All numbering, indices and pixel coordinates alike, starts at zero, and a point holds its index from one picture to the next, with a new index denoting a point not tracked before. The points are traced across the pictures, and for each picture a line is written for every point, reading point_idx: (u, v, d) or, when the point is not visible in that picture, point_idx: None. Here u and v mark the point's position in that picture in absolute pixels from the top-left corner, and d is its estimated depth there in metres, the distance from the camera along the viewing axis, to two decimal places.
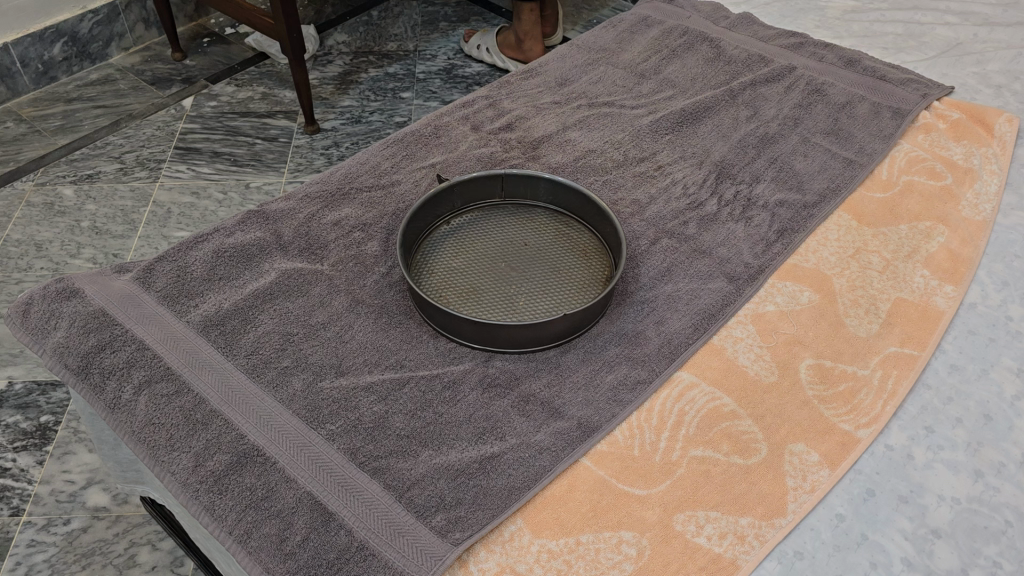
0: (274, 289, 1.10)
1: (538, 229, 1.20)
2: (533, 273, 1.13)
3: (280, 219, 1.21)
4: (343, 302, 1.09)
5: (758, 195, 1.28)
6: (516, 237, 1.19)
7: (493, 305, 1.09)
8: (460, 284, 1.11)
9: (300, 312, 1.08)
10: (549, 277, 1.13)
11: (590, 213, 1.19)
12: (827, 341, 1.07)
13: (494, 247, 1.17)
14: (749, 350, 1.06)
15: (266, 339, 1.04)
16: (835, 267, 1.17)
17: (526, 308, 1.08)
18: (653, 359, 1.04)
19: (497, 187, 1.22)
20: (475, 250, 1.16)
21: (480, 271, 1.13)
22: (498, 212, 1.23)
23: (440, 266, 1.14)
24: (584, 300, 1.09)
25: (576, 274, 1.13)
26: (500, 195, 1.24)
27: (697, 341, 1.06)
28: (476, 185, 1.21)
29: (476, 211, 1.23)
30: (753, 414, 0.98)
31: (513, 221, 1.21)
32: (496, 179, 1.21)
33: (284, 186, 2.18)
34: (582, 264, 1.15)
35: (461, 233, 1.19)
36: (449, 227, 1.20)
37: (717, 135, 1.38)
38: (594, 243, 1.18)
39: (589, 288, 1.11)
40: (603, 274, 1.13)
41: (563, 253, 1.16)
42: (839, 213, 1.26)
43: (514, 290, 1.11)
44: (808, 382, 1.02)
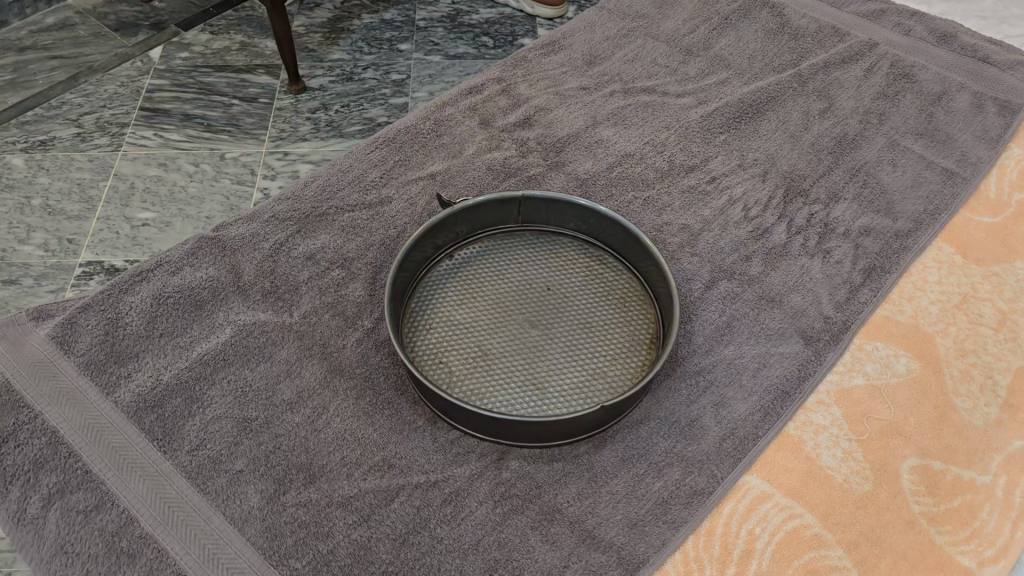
0: (228, 353, 0.87)
1: (565, 268, 0.96)
2: (558, 331, 0.90)
3: (239, 248, 0.97)
4: (316, 373, 0.86)
5: (837, 220, 1.02)
6: (536, 278, 0.95)
7: (508, 378, 0.85)
8: (466, 349, 0.88)
9: (261, 387, 0.85)
10: (578, 336, 0.89)
11: (630, 251, 0.94)
12: (933, 431, 0.84)
13: (509, 293, 0.93)
14: (834, 446, 0.83)
15: (217, 428, 0.81)
16: (938, 322, 0.93)
17: (550, 383, 0.85)
18: (712, 459, 0.81)
19: (511, 212, 0.97)
20: (486, 299, 0.93)
21: (491, 330, 0.90)
22: (514, 244, 0.98)
23: (441, 323, 0.90)
24: (624, 372, 0.86)
25: (613, 333, 0.89)
26: (516, 220, 0.99)
27: (769, 433, 0.83)
28: (487, 211, 0.96)
29: (486, 242, 0.98)
30: (843, 542, 0.76)
31: (532, 257, 0.97)
32: (511, 205, 0.96)
33: (263, 155, 1.75)
34: (619, 318, 0.91)
35: (467, 272, 0.95)
36: (453, 266, 0.96)
37: (784, 135, 1.12)
38: (635, 289, 0.94)
39: (630, 353, 0.87)
40: (648, 335, 0.89)
41: (595, 303, 0.92)
42: (939, 243, 1.01)
43: (534, 357, 0.87)
44: (912, 492, 0.79)
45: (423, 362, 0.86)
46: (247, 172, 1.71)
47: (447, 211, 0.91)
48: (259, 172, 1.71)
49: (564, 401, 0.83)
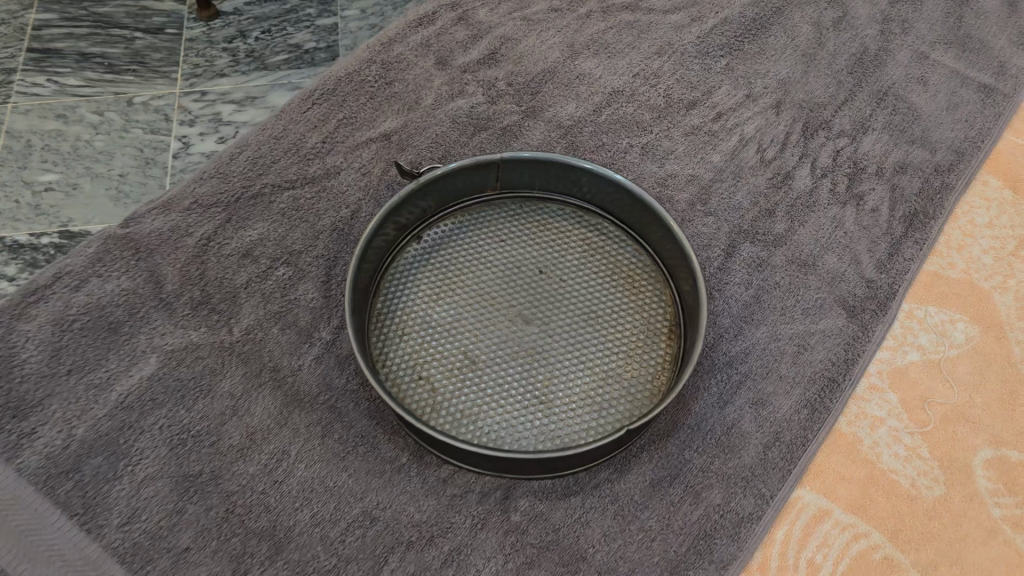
0: (156, 390, 0.70)
1: (557, 244, 0.80)
2: (557, 324, 0.74)
3: (156, 247, 0.78)
4: (269, 406, 0.70)
5: (867, 155, 0.87)
6: (525, 259, 0.79)
7: (505, 392, 0.70)
8: (449, 358, 0.72)
9: (203, 431, 0.69)
10: (583, 329, 0.74)
11: (635, 218, 0.78)
12: (1003, 413, 0.72)
13: (492, 281, 0.77)
14: (895, 442, 0.71)
15: (152, 492, 0.66)
16: (993, 276, 0.81)
17: (553, 395, 0.70)
18: (758, 474, 0.68)
19: (488, 180, 0.80)
20: (466, 290, 0.76)
21: (477, 330, 0.74)
22: (494, 218, 0.81)
23: (416, 326, 0.74)
24: (642, 372, 0.71)
25: (623, 322, 0.74)
26: (495, 188, 0.81)
27: (821, 434, 0.70)
28: (458, 182, 0.78)
29: (459, 217, 0.81)
30: (919, 564, 0.65)
31: (517, 232, 0.80)
32: (489, 171, 0.78)
33: (178, 97, 1.21)
34: (628, 303, 0.76)
35: (440, 258, 0.78)
36: (423, 252, 0.79)
37: (795, 55, 0.95)
38: (644, 265, 0.78)
39: (647, 348, 0.73)
40: (666, 322, 0.74)
41: (597, 285, 0.77)
42: (984, 177, 0.87)
43: (532, 360, 0.72)
44: (989, 492, 0.68)
45: (400, 382, 0.70)
46: (162, 118, 1.19)
47: (411, 188, 0.74)
48: (174, 119, 1.19)
49: (575, 416, 0.69)
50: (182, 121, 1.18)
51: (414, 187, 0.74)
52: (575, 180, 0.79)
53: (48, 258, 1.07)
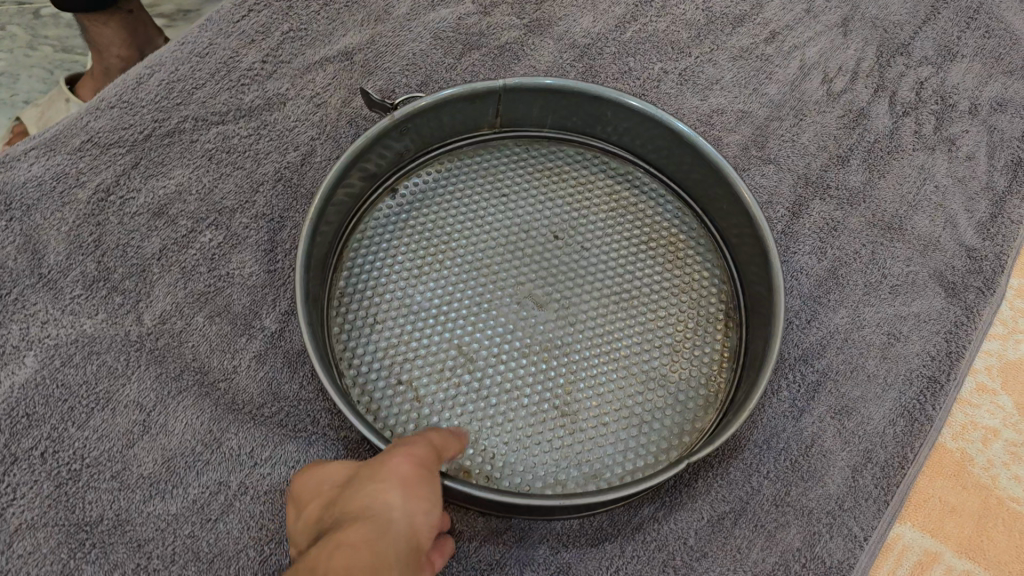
0: (36, 401, 0.52)
1: (575, 199, 0.60)
2: (578, 308, 0.56)
3: (37, 203, 0.58)
4: (192, 422, 0.52)
5: (956, 89, 0.70)
6: (534, 220, 0.59)
7: (515, 403, 0.52)
8: (437, 354, 0.53)
9: (100, 458, 0.50)
10: (613, 315, 0.55)
11: (677, 167, 0.59)
12: None
13: (491, 249, 0.57)
14: (1012, 462, 0.55)
15: (29, 546, 0.48)
16: None
17: (580, 405, 0.52)
18: (846, 508, 0.52)
19: (486, 113, 0.59)
20: (456, 260, 0.57)
21: (472, 315, 0.54)
22: (492, 163, 0.61)
23: (391, 311, 0.54)
24: (692, 372, 0.54)
25: (665, 304, 0.56)
26: (494, 125, 0.61)
27: (922, 453, 0.54)
28: (446, 116, 0.57)
29: (447, 163, 0.61)
30: None
31: (523, 183, 0.61)
32: (488, 102, 0.58)
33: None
34: (671, 279, 0.57)
35: (421, 218, 0.58)
36: (399, 210, 0.59)
37: None
38: (687, 229, 0.60)
39: (698, 341, 0.55)
40: (721, 306, 0.57)
41: (630, 254, 0.58)
42: None
43: (549, 357, 0.53)
44: None
45: (370, 388, 0.52)
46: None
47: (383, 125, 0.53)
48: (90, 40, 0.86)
49: (608, 433, 0.51)
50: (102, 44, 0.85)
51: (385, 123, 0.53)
52: (602, 117, 0.59)
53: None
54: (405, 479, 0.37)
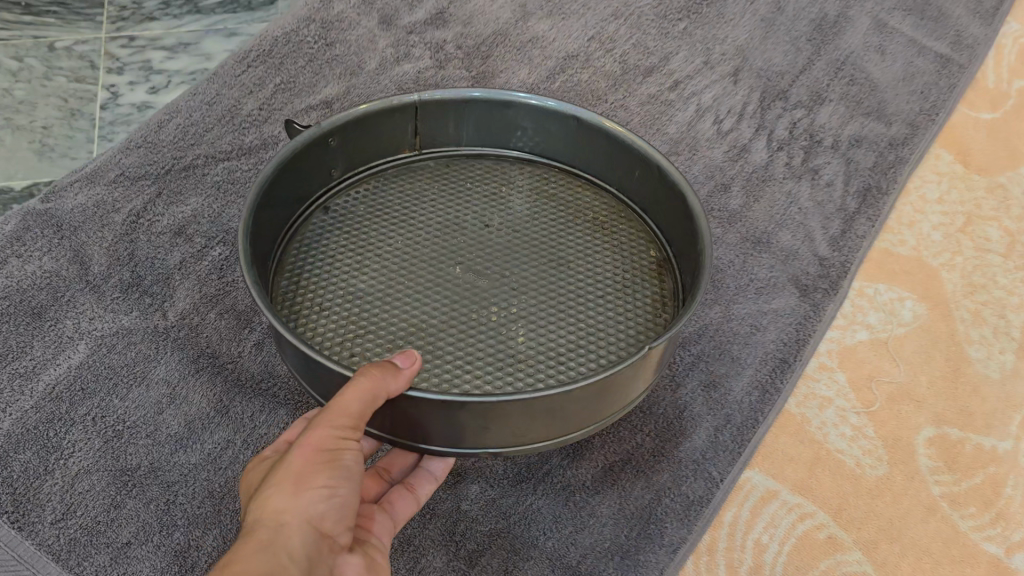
0: (87, 377, 0.67)
1: (505, 198, 0.71)
2: (518, 272, 0.64)
3: (83, 226, 0.75)
4: (208, 391, 0.67)
5: (822, 128, 0.86)
6: (470, 215, 0.69)
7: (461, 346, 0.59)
8: (393, 322, 0.60)
9: (138, 419, 0.66)
10: (548, 273, 0.65)
11: (588, 156, 0.72)
12: (947, 393, 0.73)
13: (435, 237, 0.67)
14: (842, 422, 0.71)
15: (87, 485, 0.62)
16: (942, 253, 0.81)
17: (534, 341, 0.59)
18: (707, 457, 0.68)
19: (405, 135, 0.71)
20: (402, 246, 0.66)
21: (421, 284, 0.63)
22: (417, 180, 0.72)
23: (355, 290, 0.62)
24: (635, 315, 0.62)
25: (594, 264, 0.66)
26: (413, 147, 0.73)
27: (770, 415, 0.70)
28: (369, 134, 0.69)
29: (375, 184, 0.71)
30: (861, 542, 0.65)
31: (452, 190, 0.72)
32: (405, 118, 0.69)
33: (104, 43, 1.08)
34: (599, 244, 0.68)
35: (367, 223, 0.68)
36: (341, 220, 0.68)
37: (754, 19, 0.93)
38: (603, 206, 0.71)
39: (634, 287, 0.64)
40: (649, 259, 0.67)
41: (563, 228, 0.69)
42: (937, 151, 0.87)
43: (505, 314, 0.61)
44: (930, 470, 0.69)
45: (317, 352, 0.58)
46: (86, 63, 1.06)
47: (310, 132, 0.63)
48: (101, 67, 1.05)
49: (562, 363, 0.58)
50: (110, 70, 1.04)
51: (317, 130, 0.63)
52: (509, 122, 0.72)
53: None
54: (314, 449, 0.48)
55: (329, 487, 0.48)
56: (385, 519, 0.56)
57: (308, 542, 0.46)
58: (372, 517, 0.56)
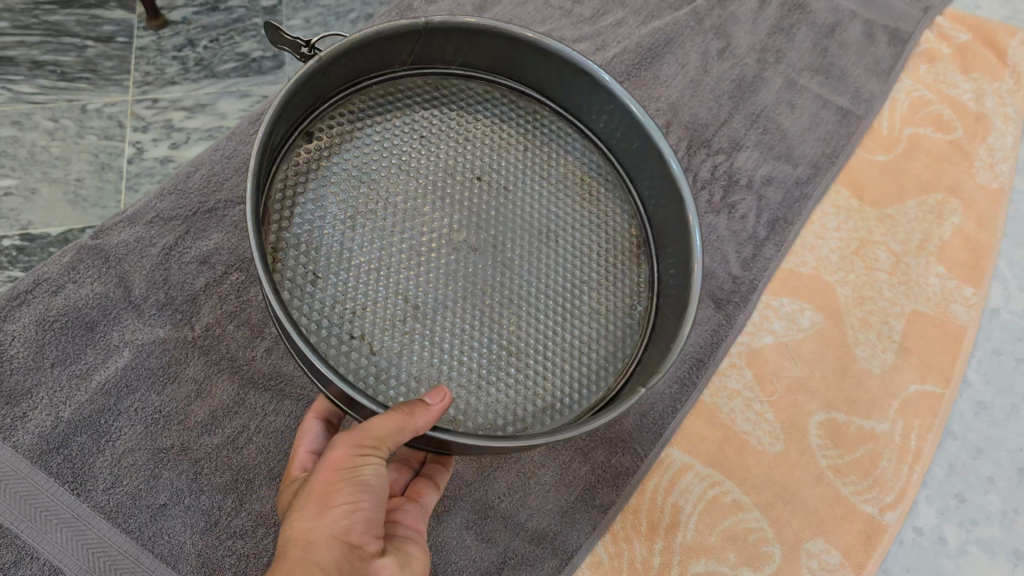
0: (132, 376, 0.83)
1: (498, 145, 0.75)
2: (514, 238, 0.71)
3: (125, 256, 0.90)
4: (228, 389, 0.84)
5: (739, 170, 1.03)
6: (466, 161, 0.73)
7: (463, 326, 0.66)
8: (392, 284, 0.65)
9: (173, 410, 0.82)
10: (541, 246, 0.72)
11: (581, 108, 0.78)
12: (837, 384, 0.88)
13: (433, 179, 0.71)
14: (748, 409, 0.86)
15: (134, 461, 0.78)
16: (838, 271, 0.97)
17: (522, 324, 0.68)
18: (636, 438, 0.83)
19: (401, 52, 0.70)
20: (400, 188, 0.69)
21: (422, 238, 0.68)
22: (407, 100, 0.73)
23: (357, 234, 0.66)
24: (616, 303, 0.72)
25: (582, 237, 0.74)
26: (405, 64, 0.72)
27: (687, 404, 0.85)
28: (369, 53, 0.67)
29: (363, 102, 0.71)
30: (759, 504, 0.81)
31: (445, 121, 0.74)
32: (409, 42, 0.69)
33: (130, 104, 1.21)
34: (585, 211, 0.75)
35: (363, 151, 0.69)
36: (334, 145, 0.68)
37: (683, 80, 1.10)
38: (587, 160, 0.78)
39: (618, 271, 0.74)
40: (632, 238, 0.76)
41: (556, 190, 0.75)
42: (837, 187, 1.03)
43: (505, 292, 0.69)
44: (820, 446, 0.85)
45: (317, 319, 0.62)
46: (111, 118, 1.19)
47: (321, 57, 0.62)
48: (127, 125, 1.18)
49: (546, 349, 0.68)
50: (135, 128, 1.18)
51: (324, 54, 0.62)
52: (512, 57, 0.74)
53: (9, 260, 1.05)
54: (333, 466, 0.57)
55: (354, 503, 0.56)
56: (415, 509, 0.68)
57: (337, 553, 0.54)
58: (403, 508, 0.68)
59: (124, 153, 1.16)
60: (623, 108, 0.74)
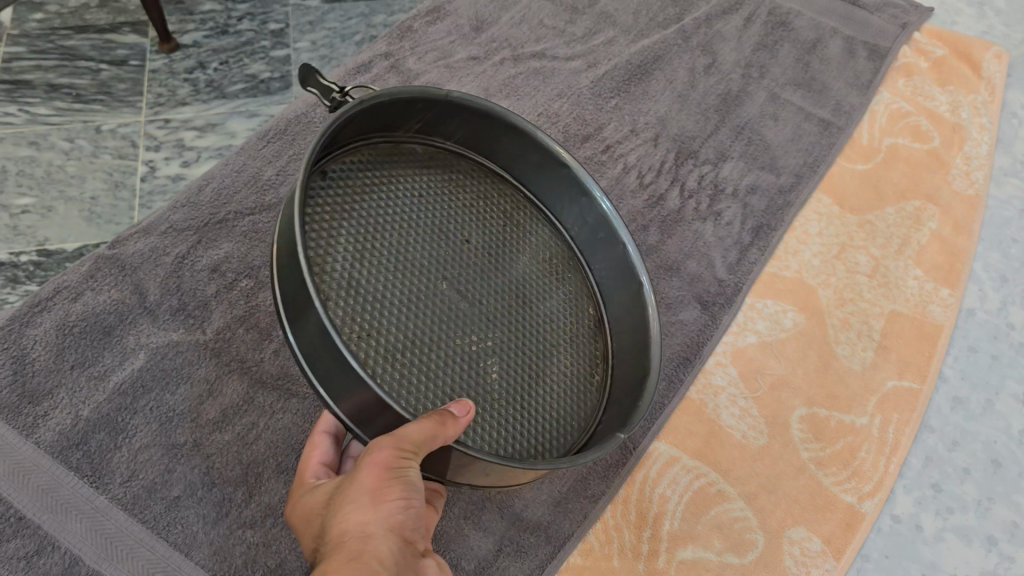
0: (148, 377, 0.87)
1: (481, 218, 0.76)
2: (493, 307, 0.70)
3: (140, 265, 0.95)
4: (238, 389, 0.88)
5: (725, 179, 1.08)
6: (453, 229, 0.73)
7: (444, 380, 0.63)
8: (385, 329, 0.63)
9: (186, 408, 0.86)
10: (516, 316, 0.71)
11: (556, 200, 0.81)
12: (818, 381, 0.93)
13: (422, 240, 0.70)
14: (733, 405, 0.91)
15: (149, 456, 0.83)
16: (819, 275, 1.01)
17: (495, 392, 0.66)
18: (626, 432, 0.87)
19: (411, 118, 0.73)
20: (390, 245, 0.68)
21: (414, 291, 0.66)
22: (404, 162, 0.75)
23: (353, 277, 0.64)
24: (579, 383, 0.72)
25: (553, 316, 0.74)
26: (410, 130, 0.75)
27: (674, 399, 0.89)
28: (392, 107, 0.69)
29: (367, 156, 0.72)
30: (743, 494, 0.85)
31: (437, 188, 0.75)
32: (423, 108, 0.72)
33: (143, 125, 1.26)
34: (556, 291, 0.76)
35: (358, 202, 0.68)
36: (334, 188, 0.68)
37: (671, 95, 1.15)
38: (557, 248, 0.80)
39: (582, 352, 0.74)
40: (594, 323, 0.77)
41: (530, 269, 0.76)
42: (818, 195, 1.08)
43: (483, 353, 0.67)
44: (802, 440, 0.89)
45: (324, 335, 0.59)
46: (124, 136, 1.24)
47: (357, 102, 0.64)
48: (139, 145, 1.23)
49: (509, 418, 0.65)
50: (147, 147, 1.23)
51: (357, 101, 0.64)
52: (505, 142, 0.78)
53: (26, 275, 1.08)
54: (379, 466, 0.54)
55: (406, 500, 0.54)
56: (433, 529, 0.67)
57: (393, 549, 0.53)
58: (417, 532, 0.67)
59: (137, 172, 1.20)
60: (595, 204, 0.78)
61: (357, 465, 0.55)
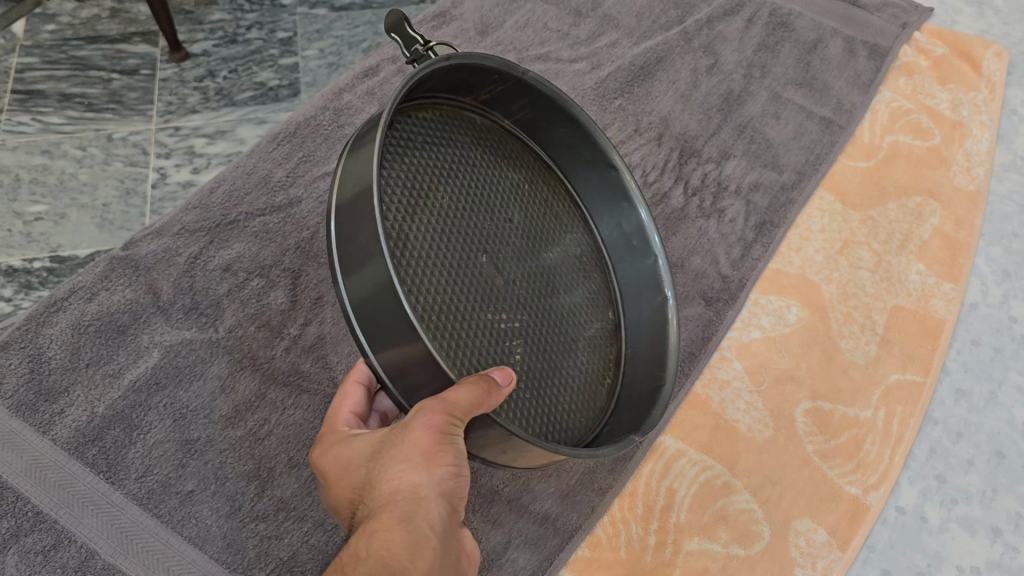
0: (161, 375, 0.89)
1: (524, 197, 0.77)
2: (529, 287, 0.71)
3: (153, 266, 0.96)
4: (250, 386, 0.90)
5: (728, 177, 1.09)
6: (500, 205, 0.74)
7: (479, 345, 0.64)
8: (432, 287, 0.63)
9: (199, 405, 0.88)
10: (546, 299, 0.72)
11: (595, 199, 0.82)
12: (823, 374, 0.94)
13: (472, 211, 0.71)
14: (738, 398, 0.92)
15: (164, 452, 0.84)
16: (822, 270, 1.02)
17: (520, 366, 0.66)
18: None
19: (485, 86, 0.74)
20: (446, 209, 0.68)
21: (462, 258, 0.67)
22: (466, 128, 0.75)
23: (410, 230, 0.64)
24: (591, 376, 0.73)
25: (578, 308, 0.75)
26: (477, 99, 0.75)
27: (680, 393, 0.90)
28: (474, 73, 0.70)
29: (434, 115, 0.72)
30: (749, 486, 0.86)
31: (491, 160, 0.76)
32: (500, 80, 0.73)
33: (154, 133, 1.28)
34: (583, 283, 0.77)
35: (420, 159, 0.69)
36: (402, 141, 0.67)
37: (674, 96, 1.16)
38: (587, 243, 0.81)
39: (597, 349, 0.75)
40: (610, 321, 0.78)
41: (563, 256, 0.77)
42: (821, 193, 1.10)
43: (515, 327, 0.67)
44: (807, 432, 0.89)
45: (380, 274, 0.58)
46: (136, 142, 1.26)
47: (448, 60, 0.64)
48: (150, 152, 1.25)
49: (524, 393, 0.66)
50: (158, 154, 1.25)
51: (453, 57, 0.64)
52: (564, 134, 0.79)
53: (40, 281, 1.10)
54: (436, 426, 0.54)
55: (456, 466, 0.56)
56: None
57: (440, 513, 0.55)
58: None
59: (148, 178, 1.22)
60: (633, 212, 0.80)
61: (407, 423, 0.56)
